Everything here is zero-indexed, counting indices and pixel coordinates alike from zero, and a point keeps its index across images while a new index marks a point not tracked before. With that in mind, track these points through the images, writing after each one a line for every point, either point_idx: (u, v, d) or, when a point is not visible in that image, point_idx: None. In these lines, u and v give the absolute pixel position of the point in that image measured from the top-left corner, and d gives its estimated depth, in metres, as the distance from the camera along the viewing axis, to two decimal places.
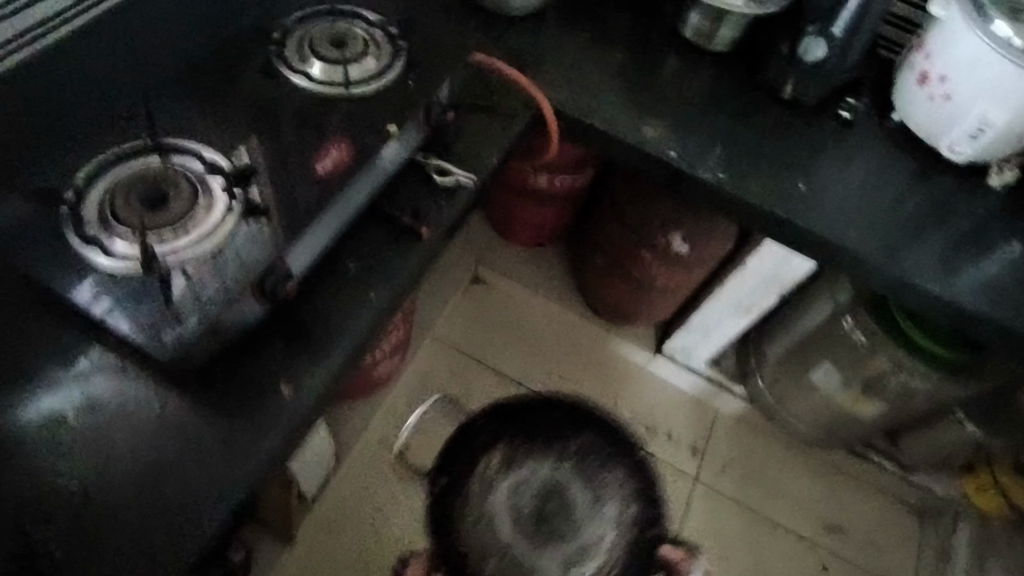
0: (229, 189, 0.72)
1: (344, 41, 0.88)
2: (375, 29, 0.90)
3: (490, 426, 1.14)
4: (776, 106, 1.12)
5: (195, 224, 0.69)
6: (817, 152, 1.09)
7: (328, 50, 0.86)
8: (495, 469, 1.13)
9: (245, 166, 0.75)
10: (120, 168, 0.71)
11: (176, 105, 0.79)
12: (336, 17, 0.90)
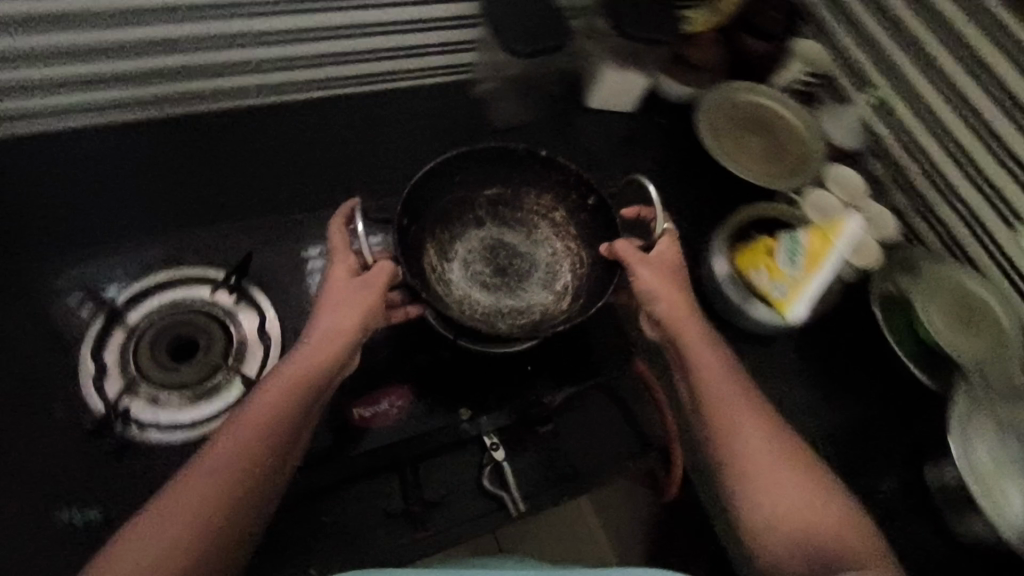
0: (240, 386, 0.62)
1: (489, 242, 0.71)
2: (541, 246, 0.71)
3: (487, 210, 0.71)
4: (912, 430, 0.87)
5: (179, 408, 0.60)
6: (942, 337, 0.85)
7: (458, 248, 0.70)
8: (465, 244, 0.70)
9: (245, 301, 0.66)
10: (171, 298, 0.64)
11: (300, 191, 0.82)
12: (496, 184, 0.71)
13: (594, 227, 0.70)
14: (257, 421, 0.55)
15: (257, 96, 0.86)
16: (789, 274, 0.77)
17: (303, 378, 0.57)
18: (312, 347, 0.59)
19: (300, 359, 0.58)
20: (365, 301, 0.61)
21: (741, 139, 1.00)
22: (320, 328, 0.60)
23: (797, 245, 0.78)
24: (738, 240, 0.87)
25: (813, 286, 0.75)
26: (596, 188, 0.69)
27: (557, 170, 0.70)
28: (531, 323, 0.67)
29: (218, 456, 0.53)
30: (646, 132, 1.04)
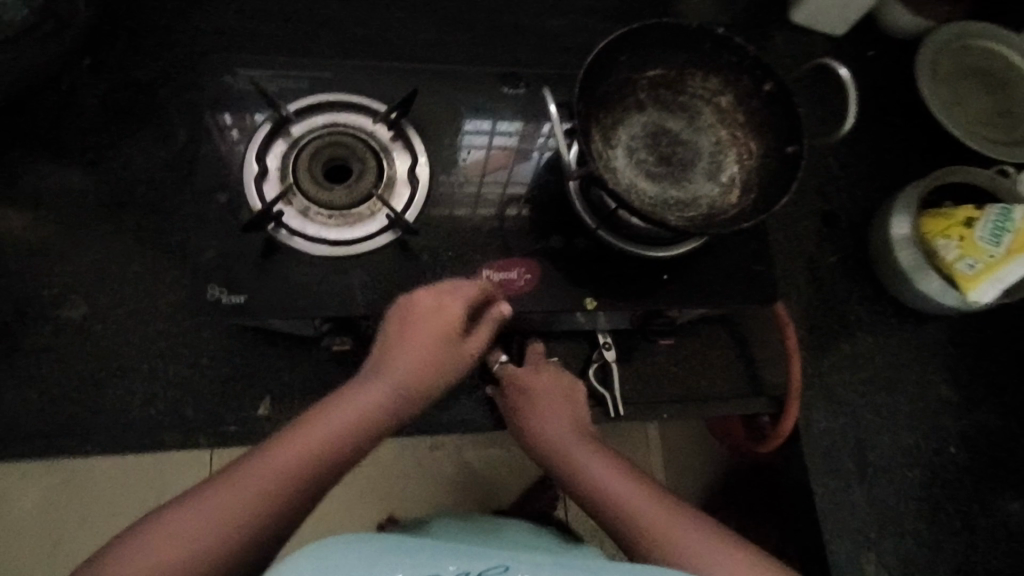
0: (384, 221, 0.62)
1: (653, 129, 0.66)
2: (704, 134, 0.66)
3: (652, 92, 0.66)
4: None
5: (324, 228, 0.62)
6: None
7: (619, 133, 0.65)
8: (629, 132, 0.65)
9: (403, 135, 0.65)
10: (335, 121, 0.64)
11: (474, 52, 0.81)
12: (666, 65, 0.65)
13: (769, 120, 0.63)
14: (303, 451, 0.48)
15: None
16: (988, 252, 0.66)
17: (367, 415, 0.52)
18: (371, 391, 0.53)
19: (367, 392, 0.53)
20: (452, 345, 0.56)
21: (964, 91, 0.85)
22: (401, 366, 0.54)
23: (1007, 221, 0.67)
24: (925, 205, 0.75)
25: (1015, 269, 0.64)
26: (773, 70, 0.62)
27: (732, 55, 0.63)
28: (702, 214, 0.62)
29: (275, 465, 0.47)
30: (849, 62, 0.92)
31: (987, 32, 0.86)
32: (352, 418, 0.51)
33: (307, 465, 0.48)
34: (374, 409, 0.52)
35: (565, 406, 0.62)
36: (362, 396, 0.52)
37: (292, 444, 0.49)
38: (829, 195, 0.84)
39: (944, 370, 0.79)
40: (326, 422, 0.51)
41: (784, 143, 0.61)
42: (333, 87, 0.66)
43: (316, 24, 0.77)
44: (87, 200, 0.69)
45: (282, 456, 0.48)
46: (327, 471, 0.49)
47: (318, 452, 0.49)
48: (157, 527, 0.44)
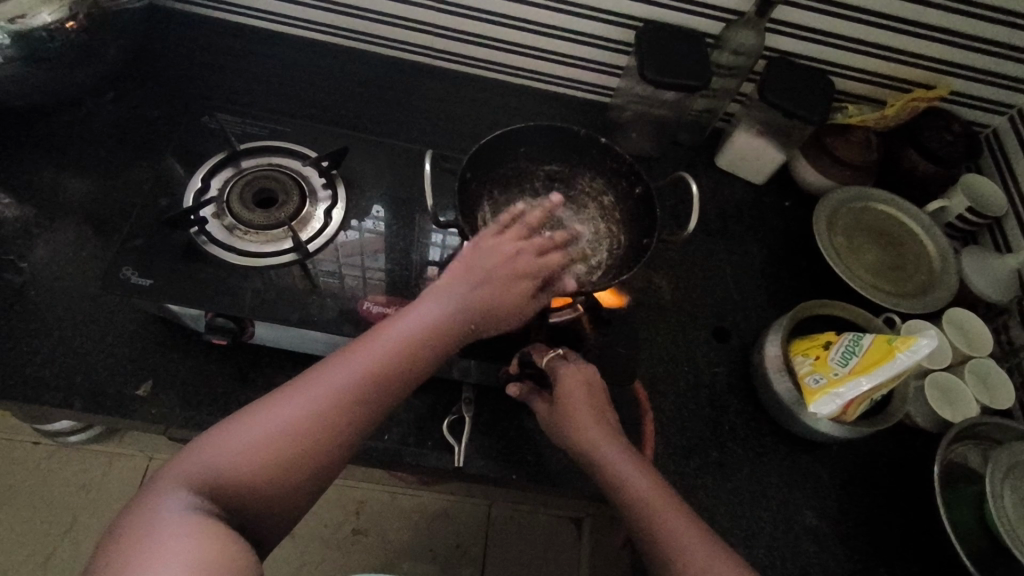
0: (291, 245, 0.72)
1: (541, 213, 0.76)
2: (585, 224, 0.75)
3: (545, 183, 0.77)
4: None
5: (239, 241, 0.72)
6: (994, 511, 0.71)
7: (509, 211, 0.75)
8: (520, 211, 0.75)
9: (333, 182, 0.77)
10: (277, 163, 0.78)
11: (430, 136, 0.95)
12: (559, 163, 0.77)
13: (638, 218, 0.72)
14: (394, 354, 0.55)
15: (428, 59, 1.01)
16: (835, 370, 0.71)
17: (449, 327, 0.58)
18: (443, 309, 0.58)
19: (446, 307, 0.58)
20: (524, 291, 0.62)
21: (858, 244, 0.93)
22: (467, 291, 0.60)
23: (857, 345, 0.71)
24: (800, 329, 0.81)
25: (851, 388, 0.68)
26: (643, 176, 0.72)
27: (612, 161, 0.75)
28: (563, 285, 0.70)
29: (360, 360, 0.54)
30: (765, 206, 1.02)
31: (885, 198, 0.96)
32: (428, 331, 0.57)
33: (389, 360, 0.54)
34: (449, 325, 0.58)
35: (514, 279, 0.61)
36: (438, 307, 0.58)
37: (376, 342, 0.55)
38: (727, 314, 0.90)
39: (815, 498, 0.79)
40: (403, 322, 0.57)
41: (642, 237, 0.70)
42: (285, 137, 0.80)
43: (304, 103, 0.94)
44: (70, 198, 0.81)
45: (372, 346, 0.55)
46: (398, 360, 0.55)
47: (399, 352, 0.55)
48: (262, 418, 0.50)
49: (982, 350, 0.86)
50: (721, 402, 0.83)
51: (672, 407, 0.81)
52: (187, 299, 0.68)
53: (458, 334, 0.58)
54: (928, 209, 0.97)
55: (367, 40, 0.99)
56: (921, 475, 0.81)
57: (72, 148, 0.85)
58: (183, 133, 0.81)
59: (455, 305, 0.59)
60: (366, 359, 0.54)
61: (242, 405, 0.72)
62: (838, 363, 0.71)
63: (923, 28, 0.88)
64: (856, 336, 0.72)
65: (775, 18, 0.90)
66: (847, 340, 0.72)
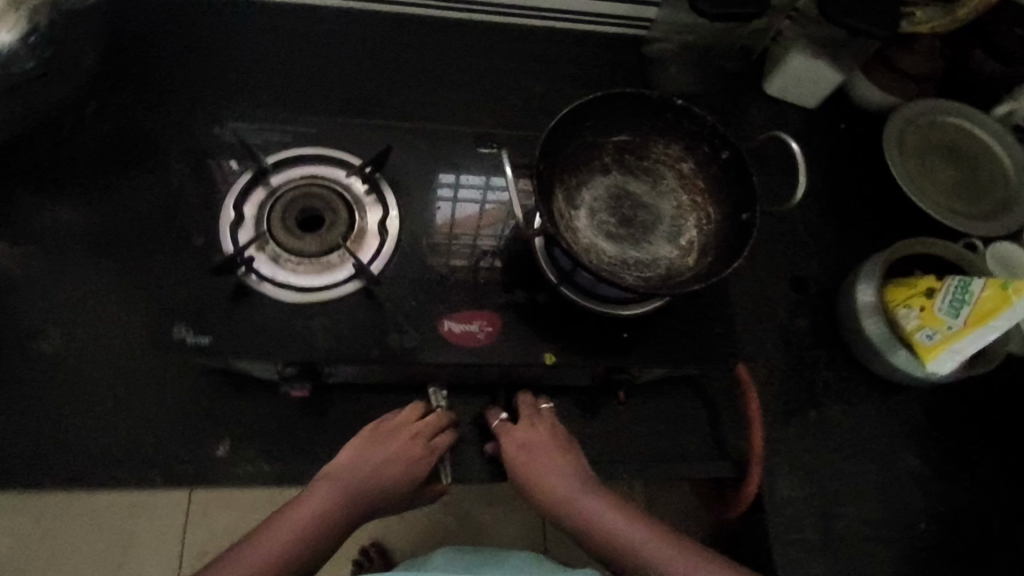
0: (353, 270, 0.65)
1: (617, 193, 0.68)
2: (666, 198, 0.68)
3: (615, 156, 0.69)
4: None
5: (293, 274, 0.64)
6: None
7: (583, 195, 0.67)
8: (593, 192, 0.68)
9: (378, 189, 0.69)
10: (311, 174, 0.68)
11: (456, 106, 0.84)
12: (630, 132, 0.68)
13: (729, 188, 0.65)
14: (300, 534, 0.58)
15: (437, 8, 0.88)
16: (947, 323, 0.68)
17: (350, 496, 0.61)
18: (343, 485, 0.61)
19: (346, 482, 0.62)
20: (429, 450, 0.64)
21: (931, 166, 0.87)
22: (370, 464, 0.63)
23: (965, 293, 0.67)
24: (889, 274, 0.78)
25: (972, 343, 0.66)
26: (731, 141, 0.65)
27: (690, 124, 0.67)
28: (658, 276, 0.64)
29: (266, 547, 0.57)
30: (820, 131, 0.95)
31: (954, 109, 0.90)
32: (330, 505, 0.60)
33: (295, 541, 0.58)
34: (344, 495, 0.61)
35: (418, 443, 0.64)
36: (335, 483, 0.61)
37: (282, 529, 0.58)
38: (801, 261, 0.85)
39: (912, 442, 0.78)
40: (305, 503, 0.60)
41: (738, 211, 0.64)
42: (311, 141, 0.70)
43: (308, 82, 0.81)
44: (71, 237, 0.70)
45: (277, 529, 0.58)
46: (300, 537, 0.58)
47: (310, 529, 0.59)
48: None
49: None
50: (809, 357, 0.80)
51: (761, 371, 0.78)
52: (259, 354, 0.61)
53: (363, 501, 0.62)
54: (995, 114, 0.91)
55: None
56: (1010, 401, 0.81)
57: (54, 176, 0.73)
58: (191, 145, 0.69)
59: (355, 475, 0.62)
60: (276, 542, 0.57)
61: (324, 448, 0.67)
62: (946, 313, 0.68)
63: None
64: (960, 279, 0.68)
65: None
66: (950, 284, 0.68)
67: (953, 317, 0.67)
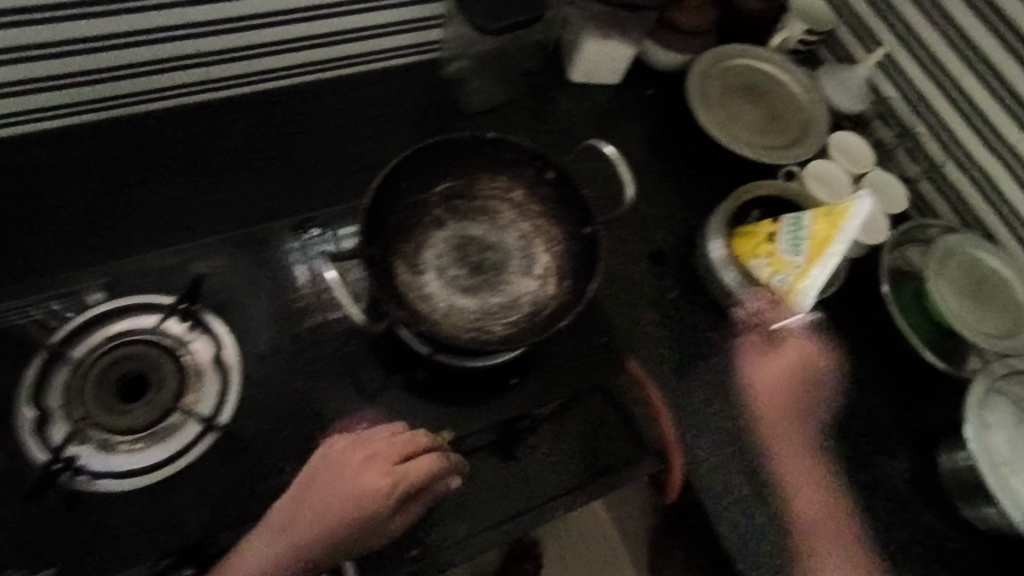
0: (200, 424, 0.62)
1: (461, 244, 0.65)
2: (508, 232, 0.66)
3: (445, 206, 0.65)
4: (925, 419, 0.80)
5: (130, 452, 0.60)
6: (948, 309, 0.78)
7: (426, 256, 0.63)
8: (436, 251, 0.64)
9: (203, 320, 0.65)
10: (123, 331, 0.64)
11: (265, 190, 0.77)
12: (452, 178, 0.65)
13: (563, 203, 0.64)
14: None
15: (209, 90, 0.78)
16: (794, 262, 0.72)
17: (297, 548, 0.57)
18: (290, 536, 0.57)
19: (292, 528, 0.57)
20: (387, 477, 0.59)
21: (735, 109, 0.92)
22: (312, 501, 0.58)
23: (800, 229, 0.73)
24: (739, 218, 0.81)
25: (818, 276, 0.70)
26: (551, 159, 0.63)
27: (508, 153, 0.64)
28: (526, 315, 0.62)
29: None
30: (632, 105, 0.97)
31: (738, 52, 0.95)
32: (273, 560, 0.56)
33: None
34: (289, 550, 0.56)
35: (374, 467, 0.59)
36: (278, 531, 0.57)
37: None
38: (655, 234, 0.87)
39: None
40: (247, 553, 0.56)
41: (580, 225, 0.63)
42: (118, 294, 0.66)
43: (85, 216, 0.71)
44: None
45: None
46: None
47: None
48: None
49: (868, 164, 0.92)
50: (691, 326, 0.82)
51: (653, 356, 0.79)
52: (126, 553, 0.58)
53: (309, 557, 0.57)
54: (773, 45, 0.97)
55: (120, 98, 0.73)
56: (871, 302, 0.87)
57: None
58: None
59: (296, 519, 0.57)
60: None
61: None
62: (792, 252, 0.72)
63: None
64: (793, 217, 0.74)
65: None
66: (787, 226, 0.74)
67: (798, 254, 0.72)
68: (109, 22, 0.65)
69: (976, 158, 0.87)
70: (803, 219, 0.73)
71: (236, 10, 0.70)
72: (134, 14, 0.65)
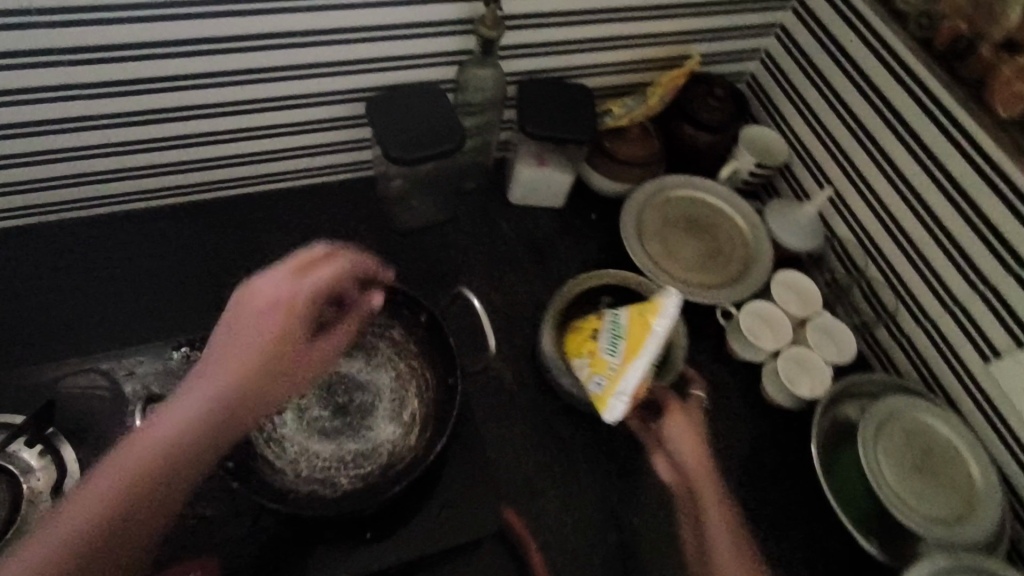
0: None
1: (330, 382, 0.62)
2: (383, 370, 0.63)
3: None
4: None
5: None
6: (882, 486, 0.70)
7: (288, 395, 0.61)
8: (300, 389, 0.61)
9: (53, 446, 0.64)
10: None
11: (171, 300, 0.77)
12: None
13: (432, 349, 0.64)
14: (111, 502, 0.47)
15: (126, 201, 0.80)
16: (611, 364, 0.70)
17: (193, 430, 0.51)
18: (177, 419, 0.51)
19: (187, 408, 0.51)
20: (299, 331, 0.56)
21: (673, 241, 0.89)
22: (217, 383, 0.53)
23: (618, 327, 0.72)
24: (567, 319, 0.80)
25: (628, 378, 0.67)
26: (423, 305, 0.64)
27: (383, 293, 0.65)
28: (378, 468, 0.59)
29: (71, 526, 0.45)
30: (573, 228, 0.95)
31: (682, 182, 0.93)
32: (170, 450, 0.49)
33: (97, 521, 0.46)
34: (191, 427, 0.51)
35: (268, 322, 0.55)
36: (170, 416, 0.51)
37: (95, 491, 0.47)
38: None
39: None
40: (135, 442, 0.49)
41: (445, 375, 0.62)
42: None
43: None
44: None
45: (85, 499, 0.47)
46: (117, 473, 0.48)
47: (136, 486, 0.48)
48: None
49: (816, 306, 0.86)
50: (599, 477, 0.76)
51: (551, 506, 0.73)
52: None
53: (210, 445, 0.51)
54: (722, 176, 0.94)
55: (33, 209, 0.75)
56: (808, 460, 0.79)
57: None
58: None
59: (192, 404, 0.52)
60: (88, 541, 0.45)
61: None
62: (613, 351, 0.71)
63: (653, 9, 0.83)
64: (614, 313, 0.73)
65: (505, 46, 0.80)
66: (611, 323, 0.73)
67: (615, 352, 0.70)
68: (33, 142, 0.69)
69: (927, 311, 0.80)
70: (620, 318, 0.73)
71: (159, 132, 0.73)
72: (47, 134, 0.69)
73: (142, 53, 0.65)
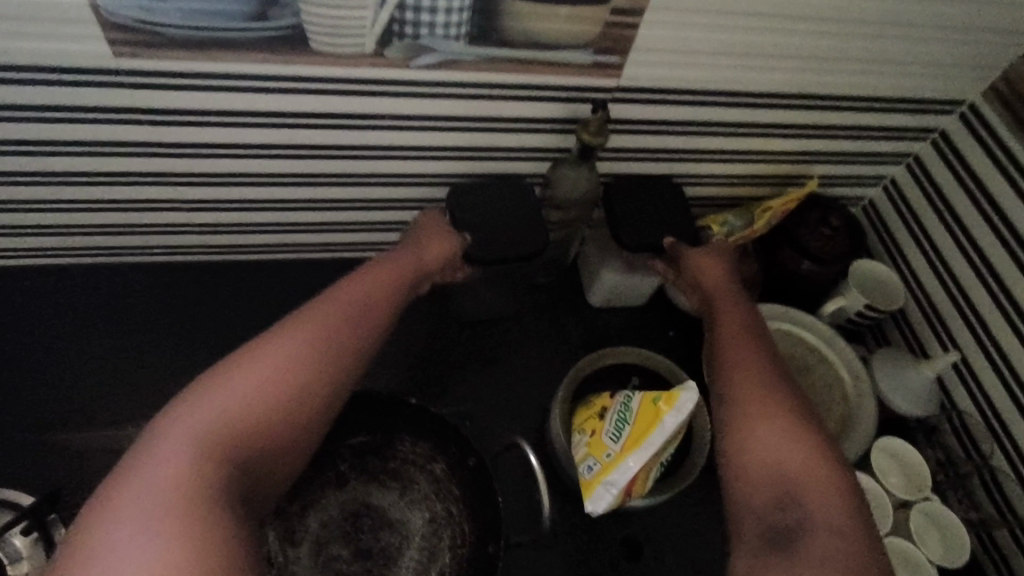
0: None
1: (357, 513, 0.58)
2: (414, 511, 0.59)
3: (353, 464, 0.59)
4: None
5: None
6: None
7: (310, 525, 0.57)
8: (325, 520, 0.58)
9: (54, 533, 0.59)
10: None
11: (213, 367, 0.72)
12: (371, 435, 0.60)
13: (474, 500, 0.58)
14: (318, 334, 0.56)
15: (182, 254, 0.76)
16: (607, 449, 0.63)
17: (366, 301, 0.61)
18: (360, 286, 0.62)
19: (362, 282, 0.63)
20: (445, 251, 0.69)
21: None
22: (383, 273, 0.64)
23: (626, 411, 0.64)
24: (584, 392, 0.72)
25: (624, 471, 0.61)
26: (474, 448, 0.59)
27: (433, 422, 0.60)
28: None
29: (291, 347, 0.54)
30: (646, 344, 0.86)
31: (779, 314, 0.83)
32: (357, 304, 0.60)
33: (315, 343, 0.55)
34: (359, 303, 0.60)
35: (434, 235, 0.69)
36: (351, 285, 0.62)
37: (304, 326, 0.56)
38: (632, 518, 0.71)
39: None
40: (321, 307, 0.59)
41: (484, 540, 0.56)
42: None
43: None
44: None
45: (312, 319, 0.57)
46: (325, 317, 0.57)
47: (338, 330, 0.57)
48: (214, 403, 0.49)
49: (922, 489, 0.73)
50: None
51: None
52: None
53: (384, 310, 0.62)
54: (825, 311, 0.84)
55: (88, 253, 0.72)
56: None
57: None
58: None
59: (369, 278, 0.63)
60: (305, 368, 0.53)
61: None
62: (612, 437, 0.64)
63: (776, 126, 0.75)
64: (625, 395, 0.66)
65: (606, 148, 0.73)
66: (617, 405, 0.66)
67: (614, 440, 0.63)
68: (98, 190, 0.65)
69: None
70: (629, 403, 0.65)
71: (228, 193, 0.69)
72: (114, 188, 0.65)
73: (224, 119, 0.61)
